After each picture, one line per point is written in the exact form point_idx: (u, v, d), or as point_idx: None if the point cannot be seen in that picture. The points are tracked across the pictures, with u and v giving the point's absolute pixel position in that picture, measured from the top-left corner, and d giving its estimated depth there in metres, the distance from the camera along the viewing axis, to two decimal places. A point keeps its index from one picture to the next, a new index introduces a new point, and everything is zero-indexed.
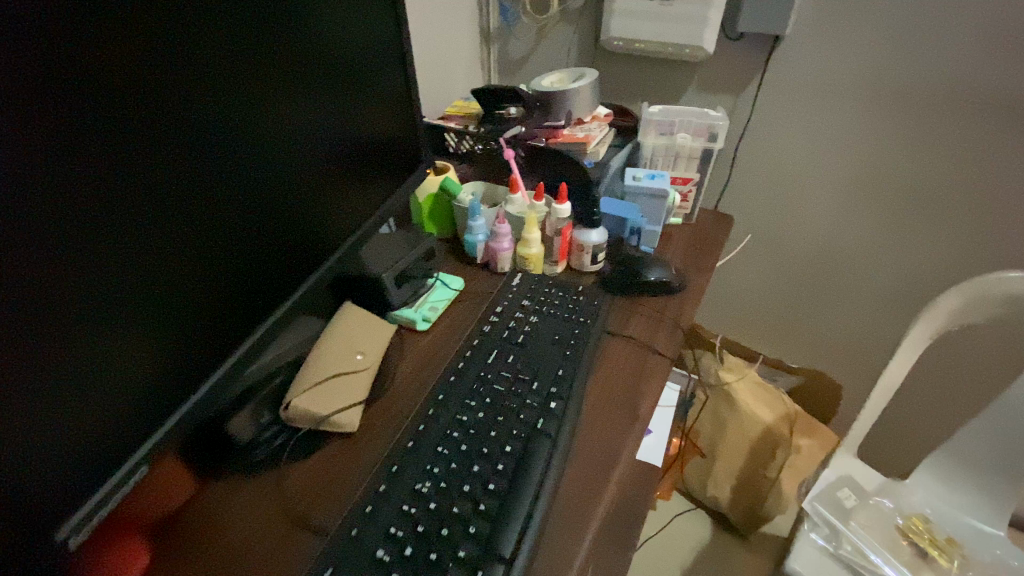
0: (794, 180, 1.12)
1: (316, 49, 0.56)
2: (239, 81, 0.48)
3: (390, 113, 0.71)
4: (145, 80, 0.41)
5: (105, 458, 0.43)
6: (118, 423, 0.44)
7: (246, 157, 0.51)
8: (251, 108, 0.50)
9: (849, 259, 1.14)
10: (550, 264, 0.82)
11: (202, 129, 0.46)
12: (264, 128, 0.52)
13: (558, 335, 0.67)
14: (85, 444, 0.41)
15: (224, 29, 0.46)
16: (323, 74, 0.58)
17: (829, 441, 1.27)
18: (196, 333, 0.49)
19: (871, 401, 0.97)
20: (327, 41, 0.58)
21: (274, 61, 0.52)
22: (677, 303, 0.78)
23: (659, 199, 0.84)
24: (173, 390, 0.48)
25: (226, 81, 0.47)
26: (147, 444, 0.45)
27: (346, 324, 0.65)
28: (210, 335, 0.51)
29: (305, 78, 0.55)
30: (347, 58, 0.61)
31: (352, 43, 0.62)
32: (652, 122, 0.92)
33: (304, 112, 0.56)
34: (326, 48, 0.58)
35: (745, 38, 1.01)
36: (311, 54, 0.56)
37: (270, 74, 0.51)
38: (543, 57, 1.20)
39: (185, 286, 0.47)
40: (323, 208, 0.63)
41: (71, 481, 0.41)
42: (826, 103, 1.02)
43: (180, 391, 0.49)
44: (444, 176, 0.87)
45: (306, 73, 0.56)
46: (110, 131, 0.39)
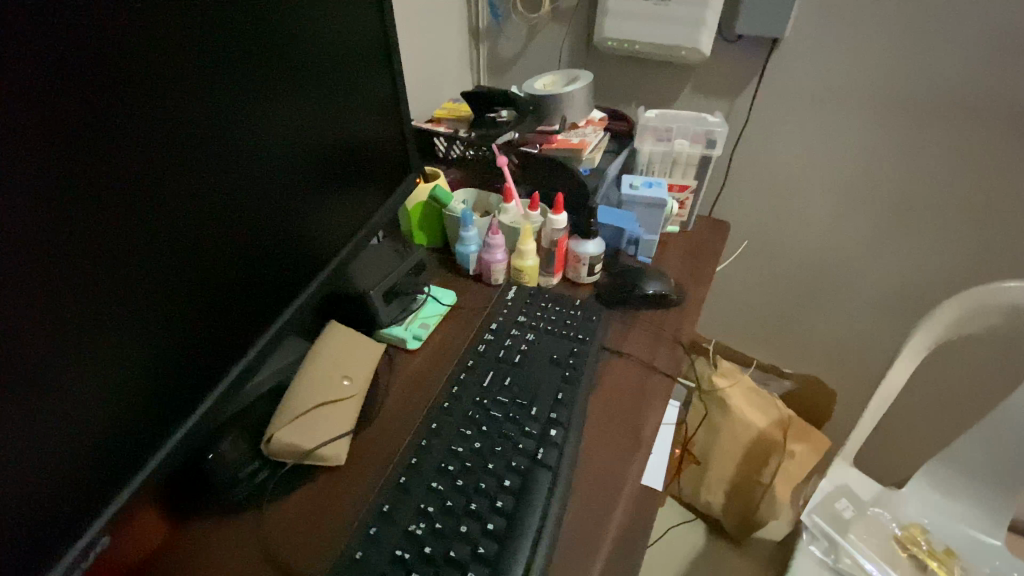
0: (790, 185, 1.10)
1: (298, 62, 0.53)
2: (215, 100, 0.45)
3: (377, 124, 0.68)
4: (117, 95, 0.37)
5: (82, 505, 0.40)
6: (88, 472, 0.40)
7: (224, 180, 0.47)
8: (228, 127, 0.46)
9: (844, 265, 1.13)
10: (545, 276, 0.79)
11: (173, 153, 0.42)
12: (243, 149, 0.48)
13: (556, 354, 0.64)
14: (59, 491, 0.39)
15: (197, 43, 0.42)
16: (306, 87, 0.54)
17: (822, 446, 1.26)
18: (170, 372, 0.46)
19: (870, 411, 0.96)
20: (310, 52, 0.54)
21: (253, 75, 0.48)
22: (677, 317, 0.75)
23: (657, 208, 0.82)
24: (154, 426, 0.45)
25: (200, 100, 0.43)
26: (128, 487, 0.43)
27: (331, 345, 0.61)
28: (185, 372, 0.47)
29: (287, 85, 0.52)
30: (332, 68, 0.58)
31: (337, 52, 0.58)
32: (649, 127, 0.89)
33: (286, 129, 0.53)
34: (310, 59, 0.54)
35: (742, 40, 0.99)
36: (294, 59, 0.52)
37: (251, 83, 0.48)
38: (534, 57, 1.16)
39: (159, 323, 0.44)
40: (308, 228, 0.59)
41: (47, 532, 0.38)
42: (824, 108, 1.00)
43: (162, 427, 0.46)
44: (434, 184, 0.83)
45: (288, 87, 0.52)
46: (74, 162, 0.35)
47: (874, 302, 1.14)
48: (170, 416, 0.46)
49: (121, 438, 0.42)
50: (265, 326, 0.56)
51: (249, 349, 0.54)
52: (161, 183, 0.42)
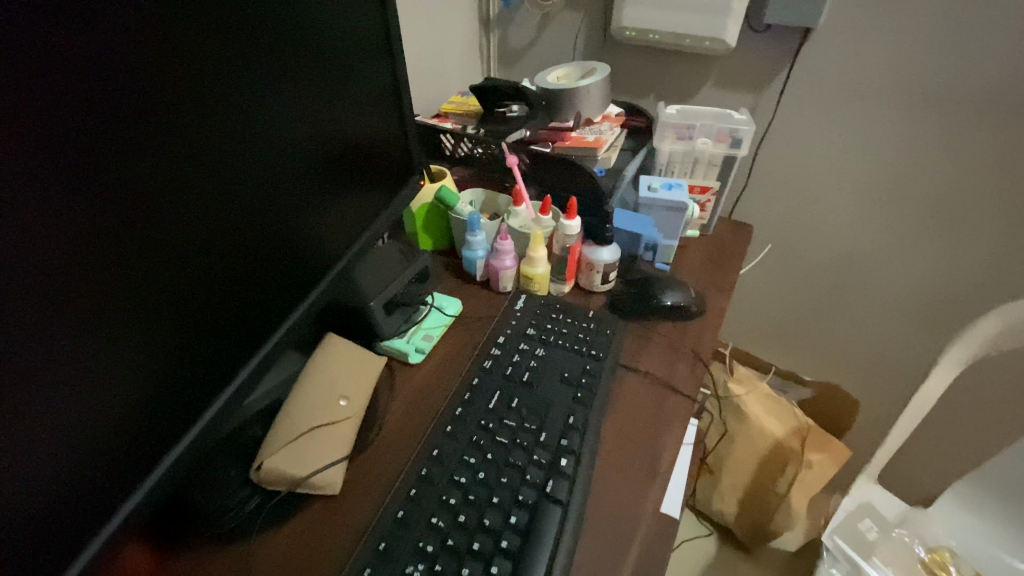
0: (817, 186, 1.04)
1: (284, 60, 0.48)
2: (187, 107, 0.40)
3: (377, 124, 0.63)
4: (86, 105, 0.34)
5: (70, 537, 0.38)
6: (71, 505, 0.38)
7: (202, 192, 0.43)
8: (204, 135, 0.42)
9: (872, 270, 1.07)
10: (556, 283, 0.75)
11: (140, 166, 0.38)
12: (222, 157, 0.44)
13: (567, 373, 0.60)
14: (42, 527, 0.36)
15: (162, 42, 0.38)
16: (294, 87, 0.50)
17: (841, 455, 1.19)
18: (149, 401, 0.42)
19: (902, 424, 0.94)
20: (298, 48, 0.49)
21: (232, 76, 0.44)
22: (696, 330, 0.71)
23: (677, 212, 0.76)
24: (148, 450, 0.43)
25: (170, 106, 0.39)
26: (121, 513, 0.40)
27: (328, 362, 0.58)
28: (168, 401, 0.44)
29: (276, 83, 0.48)
30: (325, 66, 0.53)
31: (330, 49, 0.53)
32: (669, 124, 0.85)
33: (272, 133, 0.49)
34: (298, 56, 0.50)
35: (770, 30, 0.93)
36: (282, 54, 0.48)
37: (235, 84, 0.44)
38: (547, 47, 1.10)
39: (131, 352, 0.40)
40: (302, 239, 0.55)
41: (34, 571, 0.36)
42: (857, 104, 0.94)
43: (154, 450, 0.43)
44: (440, 185, 0.79)
45: (272, 87, 0.47)
46: (26, 182, 0.32)
47: (902, 310, 1.08)
48: (153, 451, 0.43)
49: (97, 478, 0.39)
50: (256, 346, 0.52)
51: (240, 373, 0.50)
52: (128, 200, 0.38)
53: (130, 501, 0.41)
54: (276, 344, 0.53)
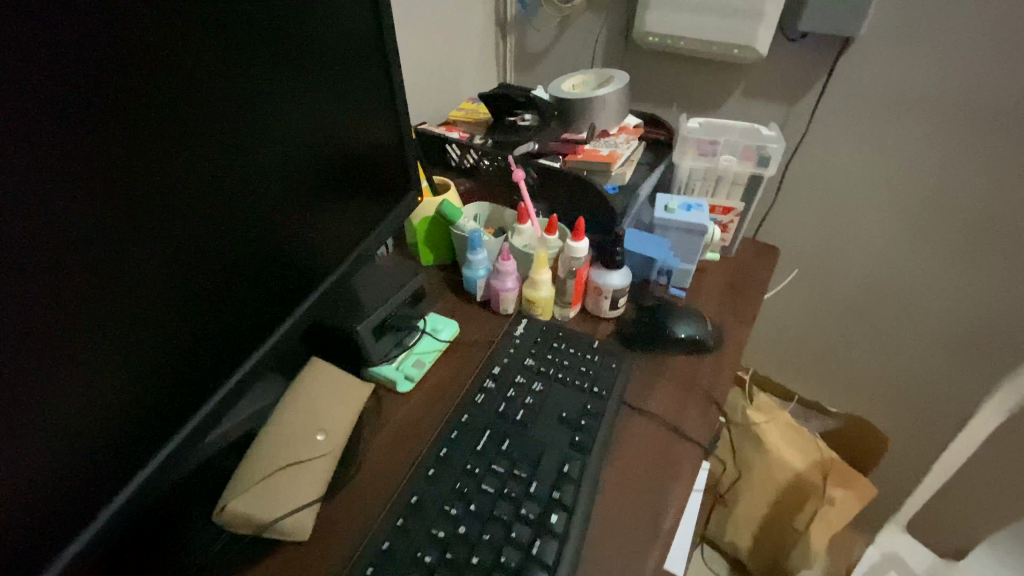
0: (850, 206, 0.97)
1: (261, 64, 0.43)
2: (139, 116, 0.35)
3: (370, 134, 0.58)
4: (29, 115, 0.30)
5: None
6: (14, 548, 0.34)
7: (157, 211, 0.38)
8: (160, 147, 0.37)
9: (910, 299, 0.99)
10: (561, 307, 0.70)
11: (81, 184, 0.33)
12: (184, 171, 0.39)
13: (565, 413, 0.55)
14: None
15: (117, 44, 0.33)
16: (273, 94, 0.45)
17: (867, 494, 1.11)
18: (92, 445, 0.37)
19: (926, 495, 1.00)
20: (278, 52, 0.44)
21: (197, 81, 0.38)
22: (712, 366, 0.65)
23: (695, 235, 0.71)
24: (104, 481, 0.39)
25: (118, 115, 0.34)
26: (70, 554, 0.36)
27: (307, 391, 0.54)
28: (116, 443, 0.39)
29: (257, 88, 0.43)
30: (310, 71, 0.48)
31: (317, 53, 0.48)
32: (691, 140, 0.78)
33: (246, 144, 0.43)
34: (278, 60, 0.44)
35: (806, 38, 0.85)
36: (263, 55, 0.43)
37: (211, 89, 0.39)
38: (565, 52, 1.05)
39: (71, 393, 0.35)
40: (280, 259, 0.50)
41: None
42: (898, 120, 0.86)
43: (113, 482, 0.39)
44: (442, 198, 0.74)
45: (247, 94, 0.42)
46: None
47: (942, 344, 0.99)
48: (110, 484, 0.39)
49: (24, 536, 0.34)
50: (224, 376, 0.47)
51: (203, 406, 0.45)
52: (64, 223, 0.33)
53: (69, 552, 0.36)
54: (247, 373, 0.49)
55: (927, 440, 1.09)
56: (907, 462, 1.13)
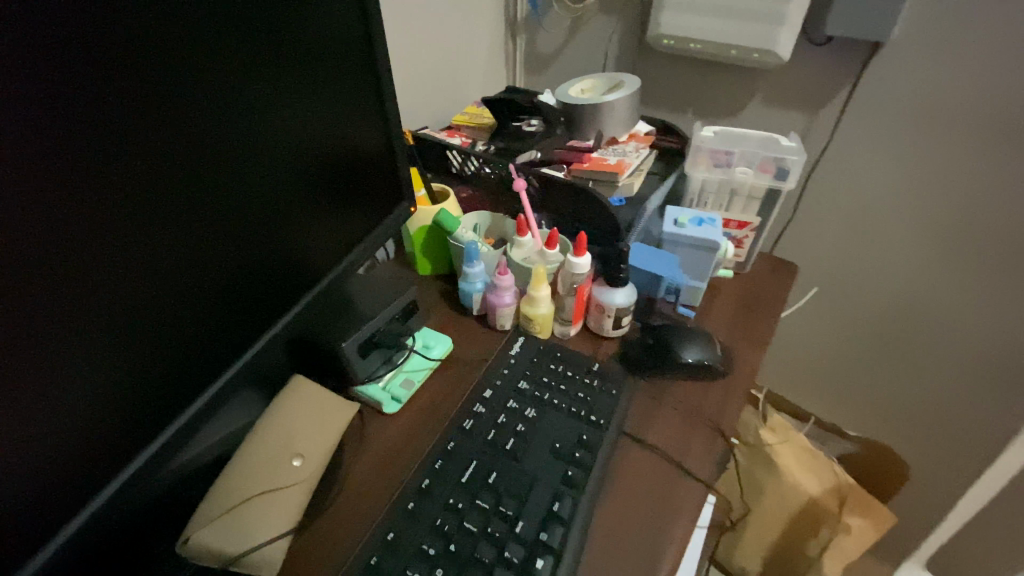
0: (874, 222, 0.92)
1: (221, 70, 0.40)
2: (75, 129, 0.33)
3: (356, 142, 0.55)
4: None
5: None
6: None
7: (99, 230, 0.35)
8: (101, 162, 0.34)
9: (938, 322, 0.93)
10: (561, 325, 0.66)
11: (12, 201, 0.31)
12: (129, 187, 0.36)
13: (557, 444, 0.51)
14: None
15: (54, 48, 0.31)
16: (236, 102, 0.42)
17: (886, 523, 1.05)
18: (30, 480, 0.35)
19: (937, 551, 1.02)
20: (243, 57, 0.41)
21: (141, 91, 0.36)
22: (720, 394, 0.60)
23: (706, 251, 0.67)
24: (49, 511, 0.37)
25: (49, 130, 0.32)
26: None
27: (286, 413, 0.51)
28: (57, 476, 0.37)
29: (222, 93, 0.41)
30: (282, 77, 0.45)
31: (291, 58, 0.45)
32: (704, 149, 0.73)
33: (205, 156, 0.41)
34: (242, 66, 0.41)
35: (831, 43, 0.80)
36: (228, 58, 0.40)
37: (164, 94, 0.37)
38: (577, 55, 1.01)
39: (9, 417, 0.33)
40: (251, 275, 0.48)
41: None
42: (928, 131, 0.81)
43: (58, 511, 0.37)
44: (440, 206, 0.71)
45: (203, 102, 0.39)
46: None
47: (972, 370, 0.93)
48: (55, 513, 0.37)
49: None
50: (191, 395, 0.45)
51: (161, 433, 0.43)
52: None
53: None
54: (214, 396, 0.46)
55: (952, 470, 1.03)
56: (931, 492, 1.07)
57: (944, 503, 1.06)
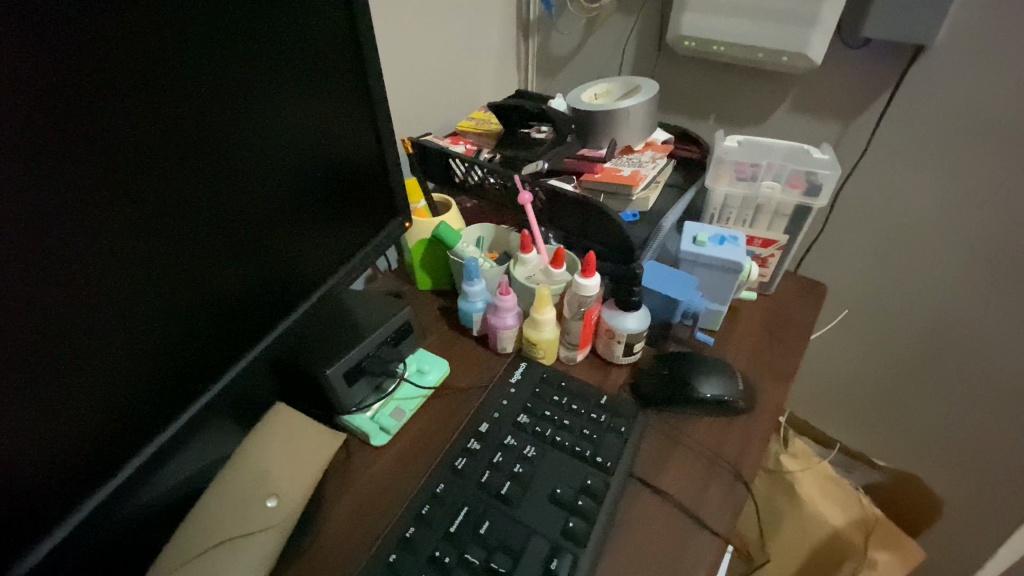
0: (911, 240, 0.85)
1: (181, 73, 0.35)
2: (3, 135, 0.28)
3: (343, 152, 0.50)
4: None
5: None
6: None
7: (38, 250, 0.30)
8: (24, 180, 0.29)
9: (981, 350, 0.85)
10: (567, 350, 0.61)
11: None
12: (70, 207, 0.31)
13: (558, 490, 0.46)
14: None
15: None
16: (200, 109, 0.36)
17: (913, 560, 0.97)
18: None
19: None
20: (209, 58, 0.36)
21: (78, 95, 0.30)
22: (740, 435, 0.55)
23: (727, 272, 0.61)
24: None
25: None
26: None
27: (261, 450, 0.47)
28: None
29: (194, 89, 0.36)
30: (256, 82, 0.39)
31: (266, 60, 0.40)
32: (727, 163, 0.67)
33: (161, 170, 0.35)
34: (207, 68, 0.36)
35: (869, 46, 0.74)
36: (201, 51, 0.35)
37: (125, 90, 0.32)
38: (592, 57, 0.96)
39: None
40: (222, 302, 0.42)
41: None
42: (976, 144, 0.73)
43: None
44: (440, 220, 0.67)
45: (157, 109, 0.34)
46: None
47: (1017, 404, 0.85)
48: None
49: None
50: (159, 427, 0.40)
51: (106, 484, 0.37)
52: None
53: None
54: (174, 438, 0.40)
55: (993, 509, 0.95)
56: (965, 531, 0.99)
57: (983, 545, 0.98)
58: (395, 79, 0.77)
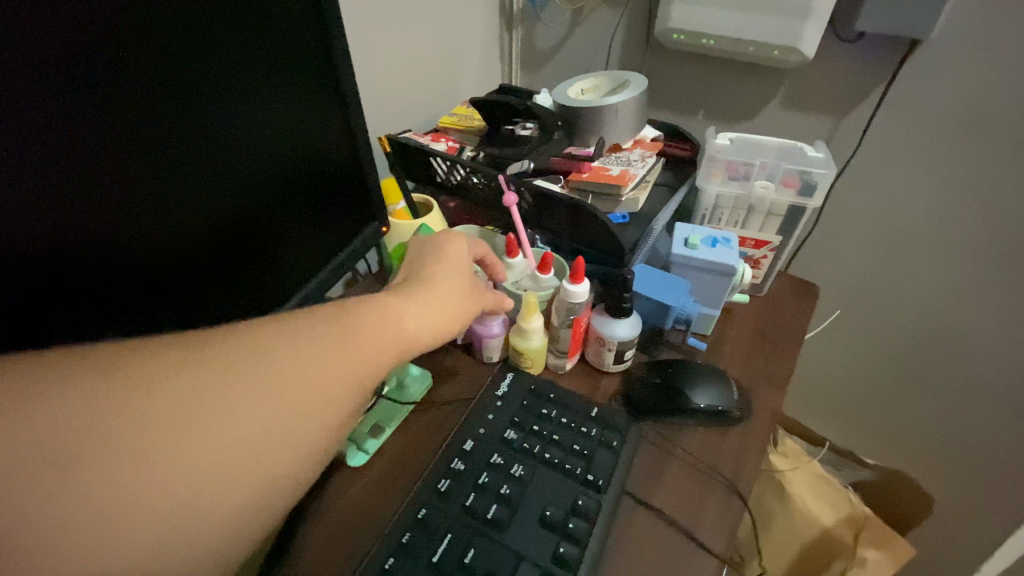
0: (900, 238, 0.84)
1: (116, 68, 0.32)
2: None
3: (314, 148, 0.46)
4: None
5: None
6: None
7: None
8: None
9: (971, 348, 0.85)
10: (556, 358, 0.58)
11: None
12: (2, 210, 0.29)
13: (548, 512, 0.43)
14: None
15: None
16: (142, 108, 0.33)
17: (904, 555, 0.95)
18: None
19: None
20: (149, 50, 0.33)
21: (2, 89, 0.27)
22: (736, 445, 0.53)
23: (720, 275, 0.59)
24: None
25: None
26: None
27: (441, 260, 0.46)
28: None
29: (145, 85, 0.33)
30: (206, 75, 0.36)
31: (220, 50, 0.37)
32: (719, 161, 0.65)
33: (99, 178, 0.32)
34: (147, 62, 0.33)
35: (863, 39, 0.72)
36: (150, 44, 0.33)
37: (65, 84, 0.30)
38: (578, 50, 0.93)
39: None
40: (185, 310, 0.39)
41: None
42: (969, 142, 0.72)
43: None
44: (421, 222, 0.63)
45: (89, 110, 0.31)
46: None
47: (1007, 402, 0.85)
48: None
49: None
50: None
51: None
52: None
53: None
54: None
55: (980, 506, 0.95)
56: (952, 527, 1.00)
57: (969, 541, 0.98)
58: (372, 73, 0.73)
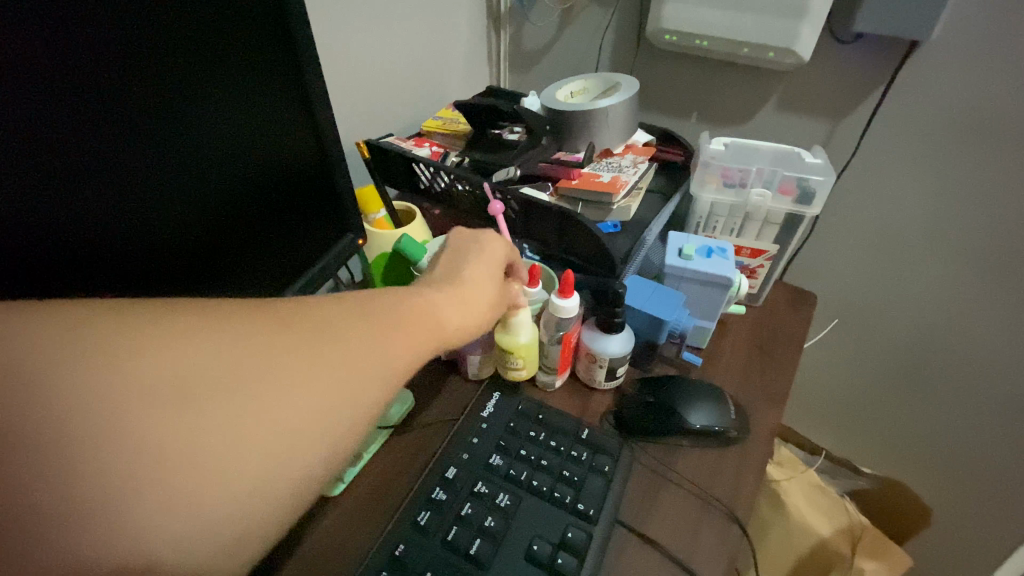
0: (896, 245, 0.82)
1: (59, 87, 0.30)
2: None
3: (283, 157, 0.45)
4: None
5: None
6: None
7: None
8: None
9: (967, 356, 0.84)
10: (545, 374, 0.55)
11: None
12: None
13: (535, 546, 0.41)
14: None
15: None
16: (97, 126, 0.32)
17: (901, 566, 0.93)
18: None
19: None
20: (99, 65, 0.32)
21: None
22: (733, 466, 0.50)
23: (716, 287, 0.56)
24: None
25: None
26: None
27: (477, 255, 0.44)
28: None
29: (108, 90, 0.32)
30: (165, 85, 0.35)
31: (184, 55, 0.35)
32: (714, 166, 0.62)
33: (56, 196, 0.32)
34: (94, 78, 0.32)
35: (861, 40, 0.70)
36: (110, 49, 0.32)
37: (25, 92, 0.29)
38: (568, 51, 0.90)
39: None
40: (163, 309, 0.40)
41: None
42: (967, 147, 0.70)
43: None
44: (404, 231, 0.60)
45: (38, 131, 0.30)
46: None
47: (1003, 411, 0.84)
48: None
49: None
50: None
51: None
52: None
53: None
54: None
55: (976, 515, 0.94)
56: (949, 536, 0.98)
57: (965, 549, 0.97)
58: (352, 75, 0.69)
